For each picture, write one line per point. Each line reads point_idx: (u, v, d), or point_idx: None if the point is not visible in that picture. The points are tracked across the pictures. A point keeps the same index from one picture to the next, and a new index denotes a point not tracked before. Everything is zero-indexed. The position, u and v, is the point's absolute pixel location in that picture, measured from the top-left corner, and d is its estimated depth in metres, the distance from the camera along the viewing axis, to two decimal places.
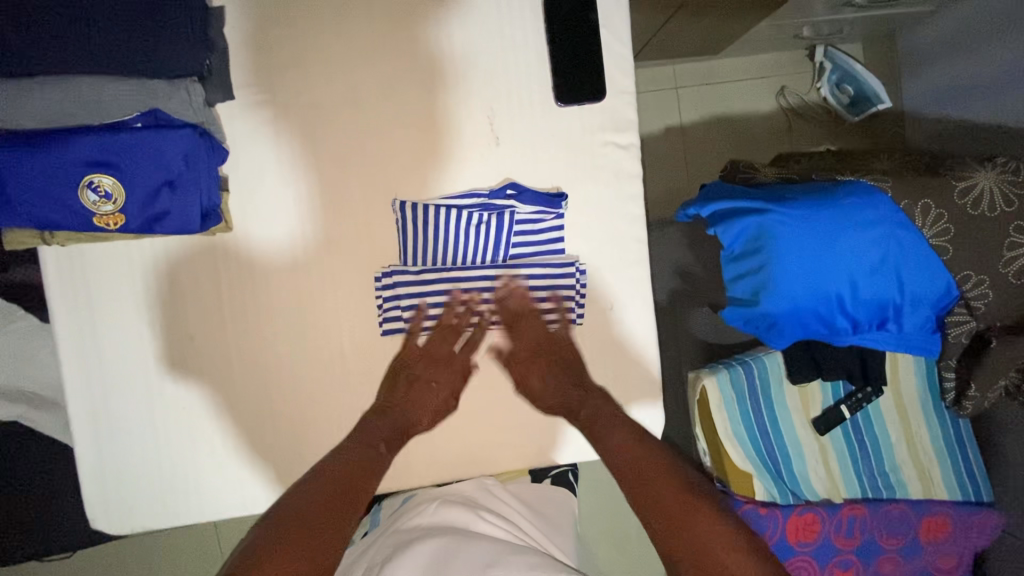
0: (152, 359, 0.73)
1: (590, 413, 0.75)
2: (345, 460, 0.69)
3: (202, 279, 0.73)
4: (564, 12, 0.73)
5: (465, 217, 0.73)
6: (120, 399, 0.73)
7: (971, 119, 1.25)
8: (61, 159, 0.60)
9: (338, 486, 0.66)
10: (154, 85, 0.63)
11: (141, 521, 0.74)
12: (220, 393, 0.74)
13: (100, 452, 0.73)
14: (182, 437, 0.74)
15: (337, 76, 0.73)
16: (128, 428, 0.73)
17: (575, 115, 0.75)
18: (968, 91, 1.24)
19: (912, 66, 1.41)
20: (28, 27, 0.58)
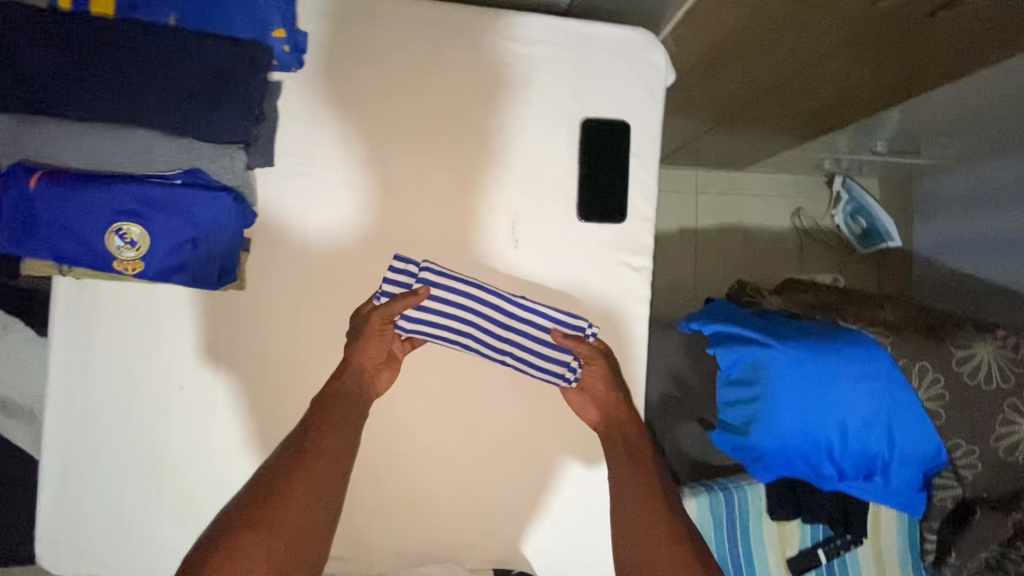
0: (132, 400, 0.72)
1: (627, 440, 0.74)
2: (331, 440, 0.67)
3: (203, 330, 0.73)
4: (599, 136, 0.77)
5: (470, 308, 0.72)
6: (100, 437, 0.72)
7: (975, 275, 1.28)
8: (96, 204, 0.62)
9: (314, 466, 0.65)
10: (201, 147, 0.66)
11: (85, 563, 0.72)
12: (194, 445, 0.73)
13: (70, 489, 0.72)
14: (147, 483, 0.72)
15: (372, 157, 0.75)
16: (93, 466, 0.72)
17: (595, 232, 0.77)
18: (978, 248, 1.27)
19: (925, 211, 1.45)
20: (97, 81, 0.62)
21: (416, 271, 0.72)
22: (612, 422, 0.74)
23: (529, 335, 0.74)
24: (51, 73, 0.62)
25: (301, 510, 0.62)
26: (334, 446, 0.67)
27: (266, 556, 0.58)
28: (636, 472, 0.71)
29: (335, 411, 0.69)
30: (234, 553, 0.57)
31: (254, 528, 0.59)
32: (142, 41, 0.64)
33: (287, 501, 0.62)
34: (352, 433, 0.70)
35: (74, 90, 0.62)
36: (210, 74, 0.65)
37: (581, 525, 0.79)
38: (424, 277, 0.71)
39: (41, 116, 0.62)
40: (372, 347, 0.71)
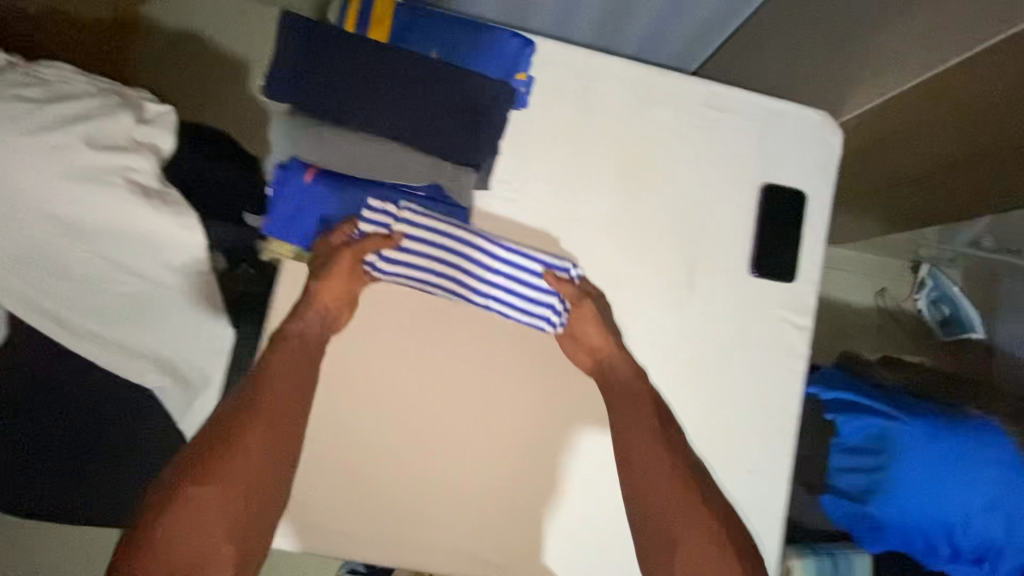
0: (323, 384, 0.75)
1: (619, 387, 0.75)
2: (280, 377, 0.68)
3: (400, 325, 0.77)
4: (778, 202, 0.83)
5: (451, 250, 0.72)
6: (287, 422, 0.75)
7: None
8: (354, 202, 0.72)
9: (263, 416, 0.65)
10: (444, 165, 0.73)
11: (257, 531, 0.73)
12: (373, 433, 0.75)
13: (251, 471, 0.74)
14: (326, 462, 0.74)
15: (568, 187, 0.80)
16: None
17: (764, 288, 0.82)
18: None
19: None
20: (372, 98, 0.70)
21: (394, 212, 0.71)
22: (604, 366, 0.75)
23: (515, 282, 0.74)
24: (331, 83, 0.70)
25: (253, 455, 0.64)
26: (292, 385, 0.68)
27: (224, 511, 0.61)
28: (637, 419, 0.74)
29: (302, 346, 0.70)
30: (190, 506, 0.60)
31: (203, 481, 0.61)
32: (410, 65, 0.71)
33: (232, 454, 0.63)
34: (300, 370, 0.69)
35: (353, 104, 0.70)
36: (464, 105, 0.72)
37: (601, 489, 0.78)
38: (403, 217, 0.71)
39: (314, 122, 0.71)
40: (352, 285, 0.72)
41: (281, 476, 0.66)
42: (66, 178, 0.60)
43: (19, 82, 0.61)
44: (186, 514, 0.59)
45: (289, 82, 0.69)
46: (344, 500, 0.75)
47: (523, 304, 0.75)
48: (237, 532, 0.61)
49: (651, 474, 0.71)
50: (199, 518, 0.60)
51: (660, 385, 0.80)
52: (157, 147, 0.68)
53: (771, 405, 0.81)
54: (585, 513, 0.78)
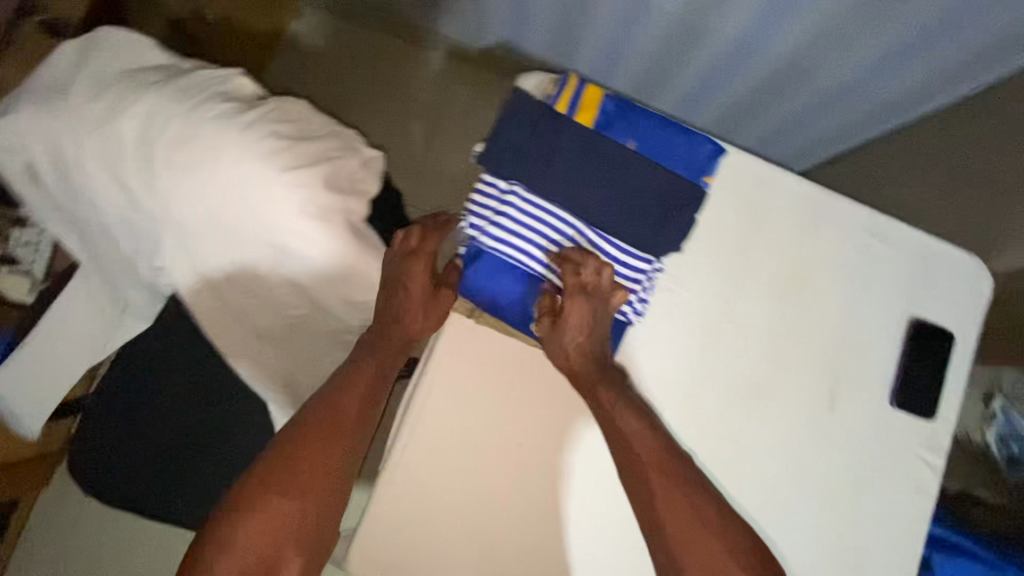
0: (474, 445, 0.74)
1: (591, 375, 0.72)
2: (346, 394, 0.68)
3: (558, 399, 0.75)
4: (927, 338, 0.84)
5: (544, 219, 0.70)
6: (420, 479, 0.73)
7: None
8: (545, 271, 0.71)
9: (331, 434, 0.66)
10: (631, 256, 0.73)
11: None
12: (514, 504, 0.74)
13: (373, 523, 0.72)
14: (465, 525, 0.73)
15: (730, 286, 0.81)
16: (424, 495, 0.73)
17: (902, 419, 0.82)
18: None
19: None
20: (579, 178, 0.71)
21: (504, 187, 0.71)
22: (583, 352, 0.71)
23: (595, 267, 0.72)
24: (539, 157, 0.71)
25: (319, 464, 0.65)
26: (359, 398, 0.68)
27: (291, 523, 0.63)
28: (626, 412, 0.72)
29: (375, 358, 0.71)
30: (257, 514, 0.62)
31: (284, 494, 0.63)
32: (615, 152, 0.73)
33: (299, 463, 0.64)
34: (369, 389, 0.69)
35: (561, 181, 0.71)
36: (660, 199, 0.73)
37: (620, 520, 0.75)
38: (510, 190, 0.71)
39: (512, 183, 0.71)
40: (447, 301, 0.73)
41: (336, 498, 0.66)
42: (302, 213, 0.62)
43: (273, 117, 0.64)
44: (251, 520, 0.62)
45: (500, 150, 0.71)
46: (473, 563, 0.73)
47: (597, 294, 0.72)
48: (301, 542, 0.63)
49: (636, 458, 0.71)
50: (269, 530, 0.62)
51: (791, 501, 0.79)
52: (368, 190, 0.69)
53: (896, 541, 0.80)
54: (603, 539, 0.75)
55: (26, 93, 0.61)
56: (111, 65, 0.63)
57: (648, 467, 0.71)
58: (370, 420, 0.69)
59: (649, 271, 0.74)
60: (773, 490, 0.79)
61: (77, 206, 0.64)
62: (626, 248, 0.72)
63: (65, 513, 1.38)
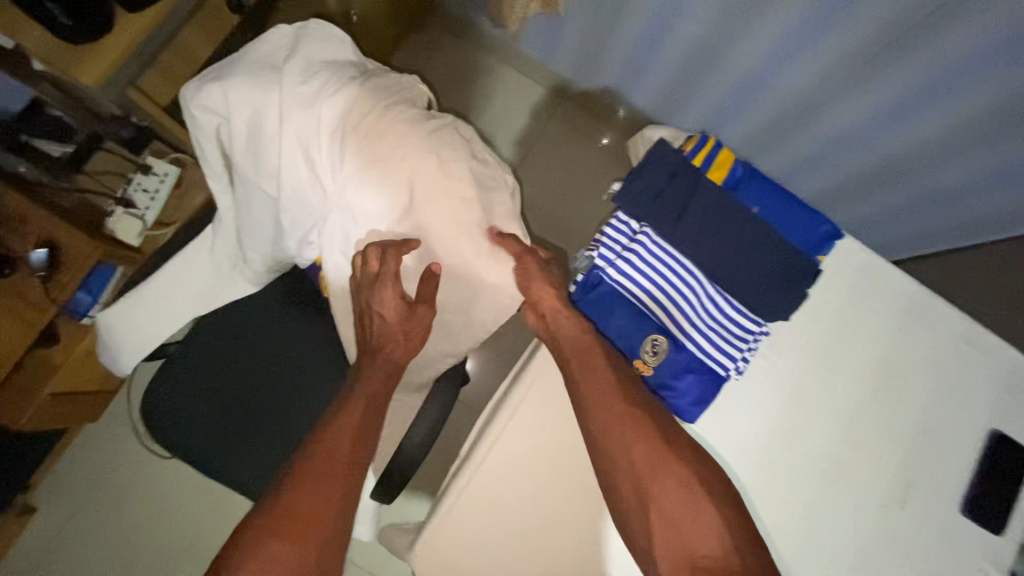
0: (555, 465, 0.74)
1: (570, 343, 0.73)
2: (340, 422, 0.72)
3: None
4: (1006, 453, 0.85)
5: (670, 264, 0.75)
6: (494, 491, 0.74)
7: None
8: (659, 312, 0.75)
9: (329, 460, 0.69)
10: (741, 315, 0.76)
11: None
12: (582, 532, 0.74)
13: (441, 526, 0.74)
14: (529, 541, 0.74)
15: (820, 363, 0.83)
16: (497, 504, 0.74)
17: (970, 529, 0.82)
18: None
19: None
20: (703, 235, 0.77)
21: (636, 229, 0.77)
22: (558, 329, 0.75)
23: (707, 319, 0.76)
24: (671, 207, 0.78)
25: (317, 499, 0.67)
26: (352, 437, 0.71)
27: (298, 557, 0.64)
28: (600, 376, 0.70)
29: (364, 393, 0.74)
30: (261, 555, 0.63)
31: (278, 538, 0.64)
32: (742, 217, 0.78)
33: (300, 505, 0.66)
34: (366, 419, 0.73)
35: (686, 235, 0.77)
36: (776, 268, 0.77)
37: None
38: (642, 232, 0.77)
39: (644, 226, 0.77)
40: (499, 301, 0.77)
41: (337, 529, 0.67)
42: None
43: None
44: (257, 561, 0.62)
45: (634, 198, 0.78)
46: None
47: (704, 344, 0.75)
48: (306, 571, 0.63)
49: (612, 423, 0.68)
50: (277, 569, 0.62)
51: None
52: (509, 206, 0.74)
53: None
54: None
55: (246, 63, 0.72)
56: (317, 52, 0.73)
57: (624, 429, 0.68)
58: (366, 447, 0.72)
59: (755, 335, 0.76)
60: (833, 573, 0.79)
61: (262, 171, 0.73)
62: (738, 307, 0.76)
63: (102, 450, 1.41)
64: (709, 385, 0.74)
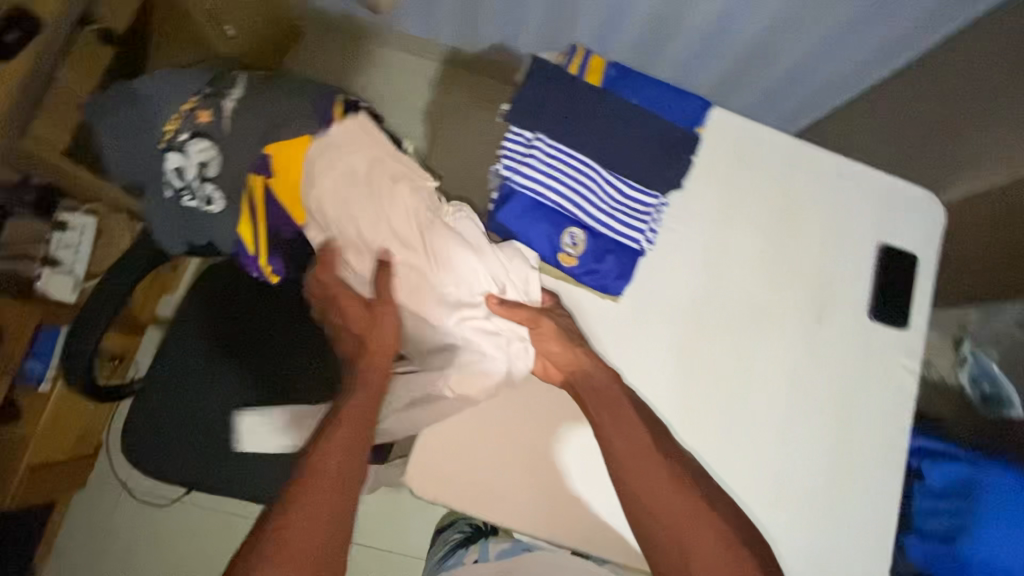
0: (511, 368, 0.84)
1: (600, 403, 0.80)
2: (335, 442, 0.72)
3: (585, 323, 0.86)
4: (894, 260, 0.97)
5: (569, 164, 0.83)
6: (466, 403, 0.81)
7: None
8: (570, 207, 0.83)
9: (322, 479, 0.69)
10: (641, 193, 0.86)
11: (444, 495, 0.80)
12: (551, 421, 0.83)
13: (426, 449, 0.81)
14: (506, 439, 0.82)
15: (721, 225, 0.94)
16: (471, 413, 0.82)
17: (881, 330, 0.94)
18: None
19: None
20: (592, 131, 0.85)
21: (530, 140, 0.84)
22: (576, 374, 0.80)
23: (612, 205, 0.85)
24: (557, 113, 0.84)
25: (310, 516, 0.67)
26: (343, 457, 0.71)
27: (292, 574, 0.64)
28: (634, 434, 0.79)
29: (351, 416, 0.74)
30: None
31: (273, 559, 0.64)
32: (623, 111, 0.87)
33: (297, 532, 0.66)
34: (353, 433, 0.73)
35: (578, 134, 0.85)
36: (661, 147, 0.87)
37: None
38: (537, 141, 0.83)
39: (538, 134, 0.84)
40: (556, 347, 0.80)
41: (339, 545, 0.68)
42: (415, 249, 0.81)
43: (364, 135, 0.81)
44: None
45: (525, 113, 0.84)
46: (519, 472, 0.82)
47: (615, 227, 0.85)
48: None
49: (648, 478, 0.77)
50: None
51: (790, 404, 0.90)
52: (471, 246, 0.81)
53: (883, 434, 0.92)
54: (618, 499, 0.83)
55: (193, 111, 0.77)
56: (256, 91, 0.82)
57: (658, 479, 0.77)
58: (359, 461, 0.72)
59: (655, 208, 0.87)
60: (776, 396, 0.90)
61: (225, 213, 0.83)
62: (636, 188, 0.86)
63: (95, 516, 1.41)
64: (627, 260, 0.86)
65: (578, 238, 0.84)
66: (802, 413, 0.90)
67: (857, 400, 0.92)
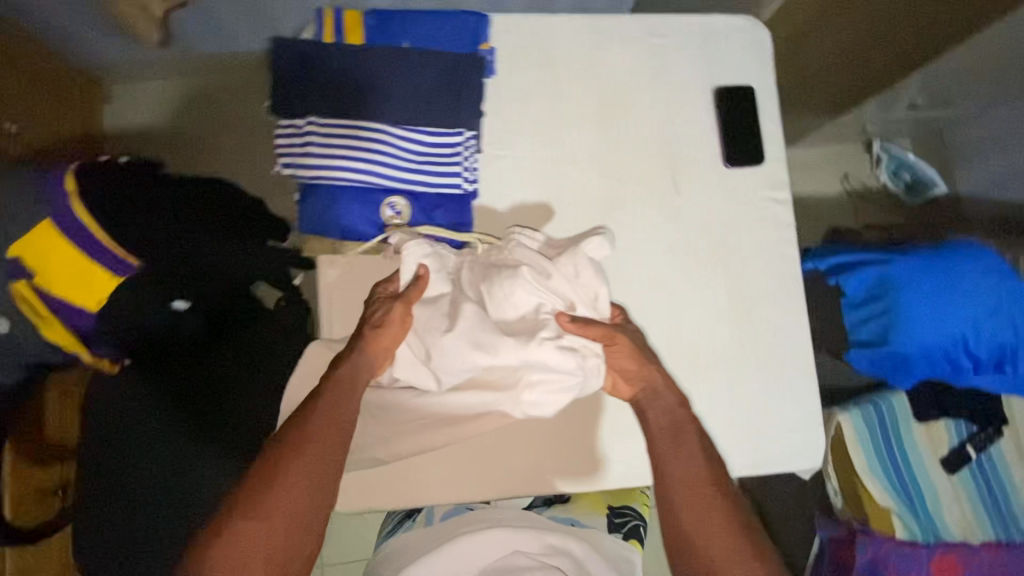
0: None
1: (673, 427, 0.72)
2: (319, 421, 0.63)
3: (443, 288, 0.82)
4: (734, 99, 0.93)
5: (351, 136, 0.76)
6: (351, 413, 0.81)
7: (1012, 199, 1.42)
8: (372, 179, 0.77)
9: (306, 443, 0.61)
10: (443, 133, 0.80)
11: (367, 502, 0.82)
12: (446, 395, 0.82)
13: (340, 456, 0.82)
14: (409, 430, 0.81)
15: (548, 136, 0.89)
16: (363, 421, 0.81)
17: (741, 174, 0.92)
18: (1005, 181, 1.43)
19: (949, 162, 1.59)
20: (366, 91, 0.78)
21: (302, 127, 0.76)
22: (645, 391, 0.74)
23: (417, 159, 0.79)
24: (322, 86, 0.77)
25: (299, 493, 0.60)
26: (328, 424, 0.64)
27: (266, 546, 0.57)
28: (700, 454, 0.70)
29: (327, 399, 0.65)
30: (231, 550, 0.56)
31: (252, 515, 0.57)
32: (389, 55, 0.79)
33: (281, 492, 0.59)
34: (329, 437, 0.63)
35: (352, 100, 0.77)
36: (447, 82, 0.81)
37: None
38: (309, 125, 0.76)
39: (308, 118, 0.76)
40: (625, 361, 0.73)
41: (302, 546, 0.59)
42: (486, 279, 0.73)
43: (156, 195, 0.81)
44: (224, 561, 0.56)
45: (289, 101, 0.76)
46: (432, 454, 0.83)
47: (430, 180, 0.79)
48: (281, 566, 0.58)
49: (695, 497, 0.67)
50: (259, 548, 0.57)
51: (674, 284, 0.89)
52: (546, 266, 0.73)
53: (775, 273, 0.91)
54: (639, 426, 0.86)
55: None
56: None
57: (714, 502, 0.67)
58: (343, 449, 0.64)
59: (465, 143, 0.81)
60: (660, 281, 0.88)
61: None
62: (436, 132, 0.80)
63: None
64: (457, 208, 0.81)
65: (397, 208, 0.79)
66: (691, 292, 0.89)
67: (738, 252, 0.90)
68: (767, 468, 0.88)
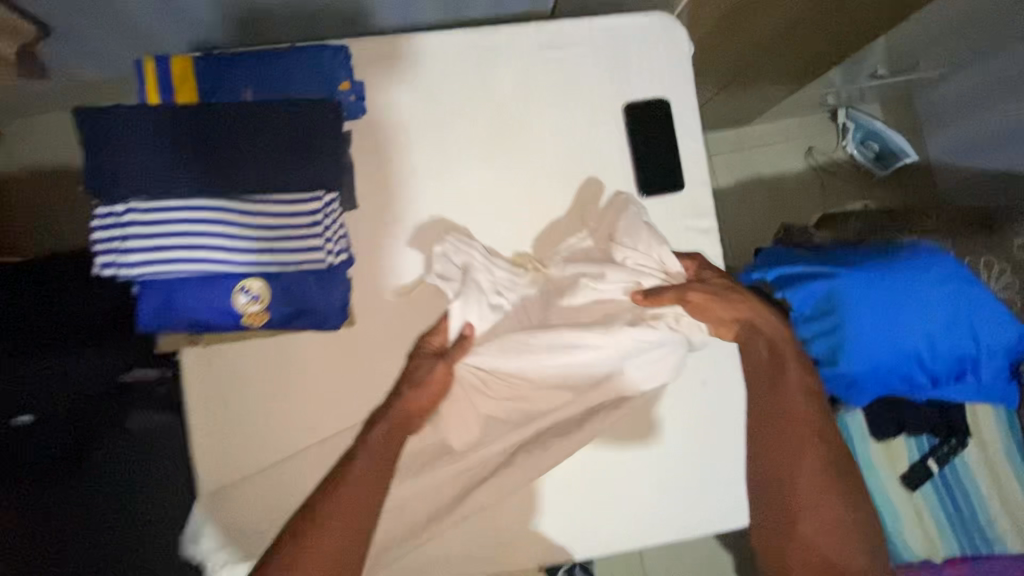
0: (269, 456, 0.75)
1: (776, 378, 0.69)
2: (366, 454, 0.64)
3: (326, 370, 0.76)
4: (644, 118, 0.81)
5: (182, 218, 0.65)
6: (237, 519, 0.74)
7: (984, 168, 1.27)
8: (215, 263, 0.66)
9: (352, 483, 0.61)
10: (295, 197, 0.68)
11: None
12: None
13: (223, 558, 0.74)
14: None
15: (435, 182, 0.79)
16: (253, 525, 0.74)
17: (657, 204, 0.81)
18: (979, 148, 1.28)
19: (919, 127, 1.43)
20: (197, 159, 0.66)
21: (123, 213, 0.65)
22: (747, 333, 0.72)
23: (267, 231, 0.67)
24: (142, 161, 0.65)
25: (340, 527, 0.58)
26: (359, 483, 0.62)
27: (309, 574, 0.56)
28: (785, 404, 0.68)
29: (374, 441, 0.65)
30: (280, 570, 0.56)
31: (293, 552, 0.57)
32: (221, 111, 0.67)
33: (324, 524, 0.58)
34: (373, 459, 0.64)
35: (180, 171, 0.65)
36: (295, 135, 0.68)
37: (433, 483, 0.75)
38: (132, 210, 0.65)
39: (128, 202, 0.65)
40: (716, 314, 0.70)
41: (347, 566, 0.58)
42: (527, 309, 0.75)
43: None
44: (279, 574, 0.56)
45: (101, 180, 0.64)
46: None
47: (285, 254, 0.68)
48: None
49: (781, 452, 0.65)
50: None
51: None
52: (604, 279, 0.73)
53: None
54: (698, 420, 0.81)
55: None
56: None
57: (805, 460, 0.64)
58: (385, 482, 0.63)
59: (326, 207, 0.70)
60: None
61: None
62: (287, 198, 0.68)
63: None
64: (324, 280, 0.70)
65: (252, 291, 0.68)
66: None
67: None
68: (698, 528, 0.82)
